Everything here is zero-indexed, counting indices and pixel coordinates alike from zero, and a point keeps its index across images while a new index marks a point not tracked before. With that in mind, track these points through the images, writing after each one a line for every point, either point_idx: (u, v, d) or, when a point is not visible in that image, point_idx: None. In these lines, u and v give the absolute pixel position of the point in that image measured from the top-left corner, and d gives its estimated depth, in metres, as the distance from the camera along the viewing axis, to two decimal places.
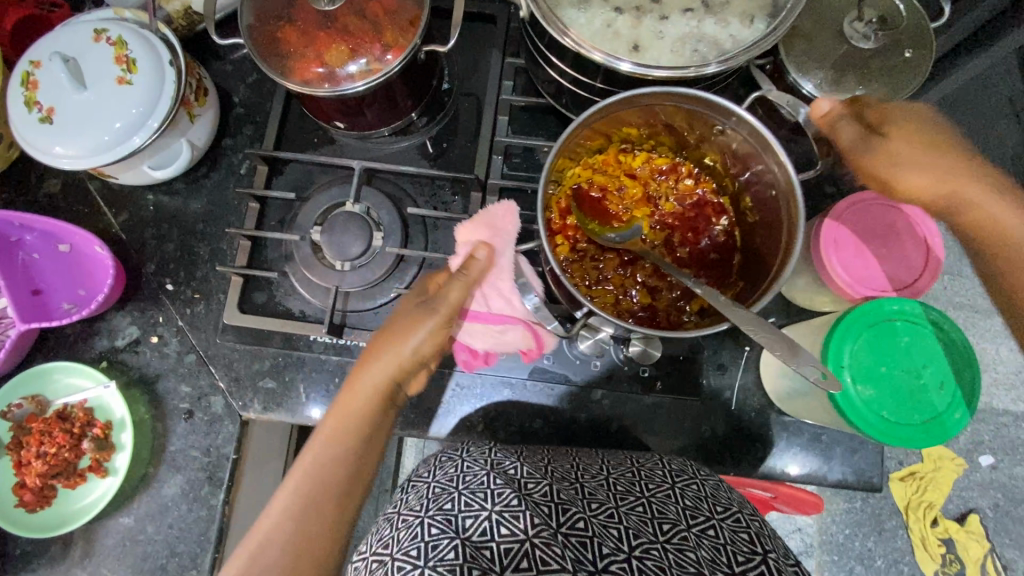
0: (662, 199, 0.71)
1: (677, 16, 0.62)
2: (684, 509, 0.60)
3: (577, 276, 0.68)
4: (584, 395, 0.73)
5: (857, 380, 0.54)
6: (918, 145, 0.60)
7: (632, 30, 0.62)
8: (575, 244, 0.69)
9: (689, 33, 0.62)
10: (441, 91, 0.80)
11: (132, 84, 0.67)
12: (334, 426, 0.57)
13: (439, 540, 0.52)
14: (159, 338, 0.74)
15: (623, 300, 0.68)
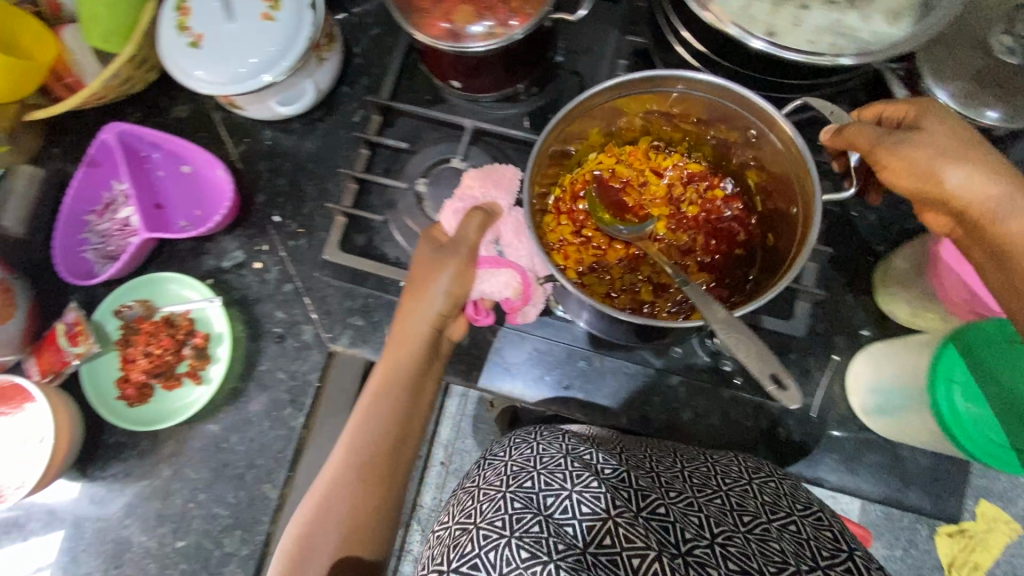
0: (683, 202, 0.74)
1: (819, 6, 0.60)
2: (762, 503, 0.59)
3: (569, 257, 0.71)
4: (660, 379, 0.73)
5: (965, 398, 0.56)
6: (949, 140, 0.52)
7: (772, 15, 0.60)
8: (579, 228, 0.72)
9: (831, 25, 0.60)
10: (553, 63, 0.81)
11: (276, 21, 0.70)
12: (381, 381, 0.66)
13: (521, 514, 0.54)
14: (262, 265, 0.79)
15: (612, 288, 0.70)
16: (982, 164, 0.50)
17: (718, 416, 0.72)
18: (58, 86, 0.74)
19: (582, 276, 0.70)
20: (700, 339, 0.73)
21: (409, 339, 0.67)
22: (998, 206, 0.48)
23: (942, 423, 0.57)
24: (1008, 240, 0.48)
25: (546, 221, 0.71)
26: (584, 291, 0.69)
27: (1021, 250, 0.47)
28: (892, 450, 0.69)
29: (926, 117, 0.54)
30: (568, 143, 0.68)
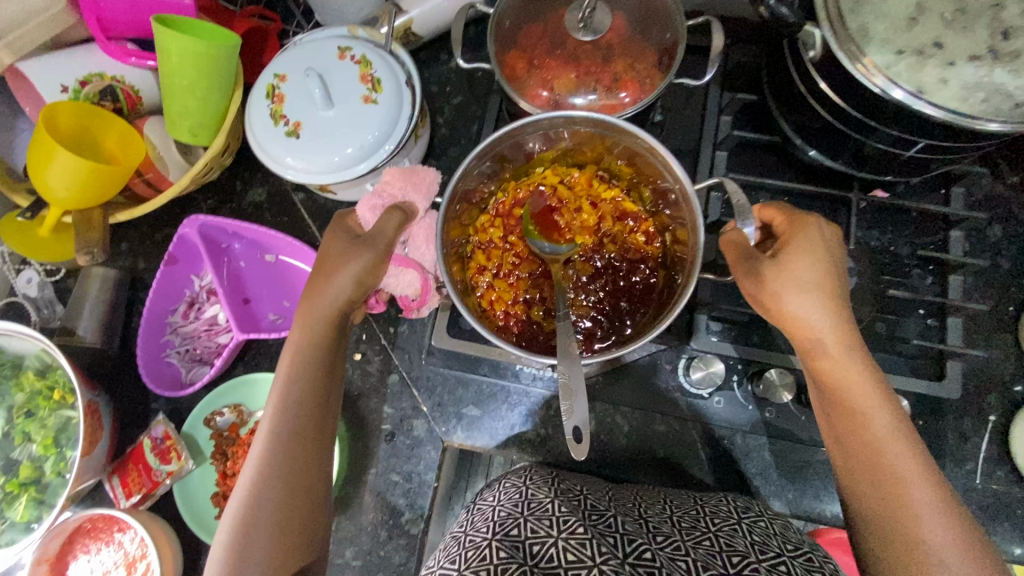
0: (610, 241, 0.66)
1: (963, 62, 0.58)
2: (753, 542, 0.52)
3: (481, 263, 0.66)
4: (809, 453, 0.68)
5: None
6: (817, 281, 0.54)
7: (916, 74, 0.57)
8: (508, 233, 0.67)
9: (979, 83, 0.57)
10: (652, 122, 0.76)
11: (376, 103, 0.67)
12: (296, 343, 0.58)
13: (506, 564, 0.47)
14: (362, 356, 0.74)
15: (512, 306, 0.65)
16: (840, 315, 0.54)
17: None
18: (139, 183, 0.69)
19: (495, 277, 0.66)
20: None
21: (314, 306, 0.58)
22: (848, 357, 0.53)
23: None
24: (835, 380, 0.53)
25: (479, 218, 0.67)
26: (486, 296, 0.65)
27: (865, 399, 0.52)
28: None
29: (797, 248, 0.54)
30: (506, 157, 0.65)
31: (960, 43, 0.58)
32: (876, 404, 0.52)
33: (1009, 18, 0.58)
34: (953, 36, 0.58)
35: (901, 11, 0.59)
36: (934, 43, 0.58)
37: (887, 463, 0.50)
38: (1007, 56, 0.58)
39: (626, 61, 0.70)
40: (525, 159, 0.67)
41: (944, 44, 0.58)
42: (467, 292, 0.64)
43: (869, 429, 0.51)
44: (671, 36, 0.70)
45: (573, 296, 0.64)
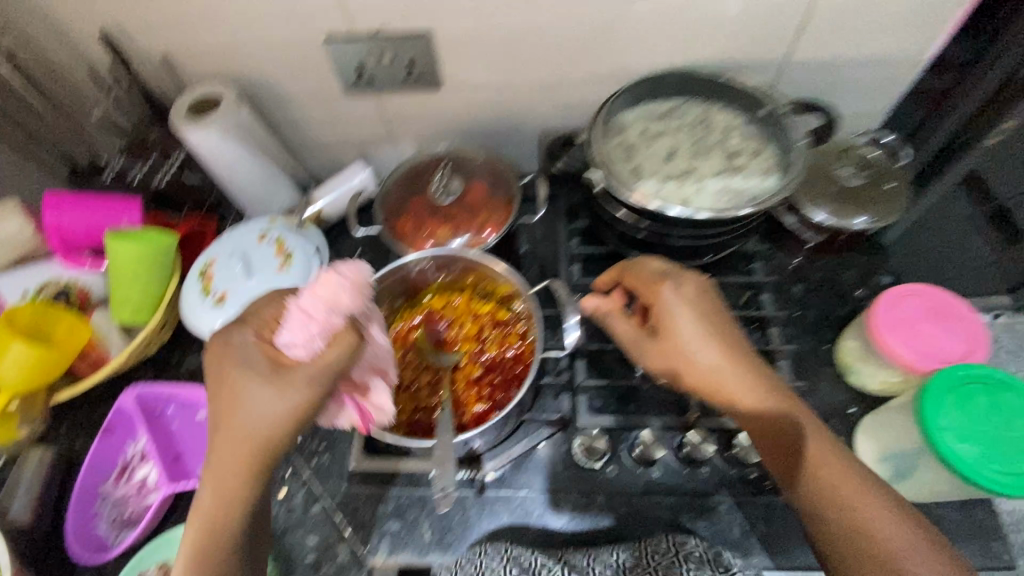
0: (489, 345, 0.79)
1: (710, 178, 0.82)
2: (686, 572, 0.62)
3: None
4: (700, 504, 0.75)
5: (959, 440, 0.60)
6: (723, 351, 0.66)
7: (679, 192, 0.82)
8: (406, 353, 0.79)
9: (724, 188, 0.81)
10: (519, 252, 0.97)
11: (289, 269, 0.84)
12: (215, 473, 0.56)
13: None
14: (287, 491, 0.79)
15: (414, 413, 0.75)
16: (725, 348, 0.66)
17: (767, 523, 0.74)
18: (83, 364, 0.80)
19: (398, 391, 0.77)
20: (719, 453, 0.76)
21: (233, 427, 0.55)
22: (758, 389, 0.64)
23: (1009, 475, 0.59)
24: (764, 430, 0.63)
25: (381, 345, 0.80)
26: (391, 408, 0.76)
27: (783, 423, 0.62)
28: (932, 515, 0.72)
29: (660, 309, 0.68)
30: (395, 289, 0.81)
31: (705, 166, 0.83)
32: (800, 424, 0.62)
33: (732, 145, 0.84)
34: (699, 163, 0.84)
35: (660, 154, 0.85)
36: (687, 170, 0.84)
37: (819, 472, 0.60)
38: (739, 166, 0.83)
39: (485, 212, 0.92)
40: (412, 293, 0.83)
41: (695, 169, 0.83)
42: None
43: (800, 448, 0.61)
44: (514, 188, 0.92)
45: (463, 394, 0.75)
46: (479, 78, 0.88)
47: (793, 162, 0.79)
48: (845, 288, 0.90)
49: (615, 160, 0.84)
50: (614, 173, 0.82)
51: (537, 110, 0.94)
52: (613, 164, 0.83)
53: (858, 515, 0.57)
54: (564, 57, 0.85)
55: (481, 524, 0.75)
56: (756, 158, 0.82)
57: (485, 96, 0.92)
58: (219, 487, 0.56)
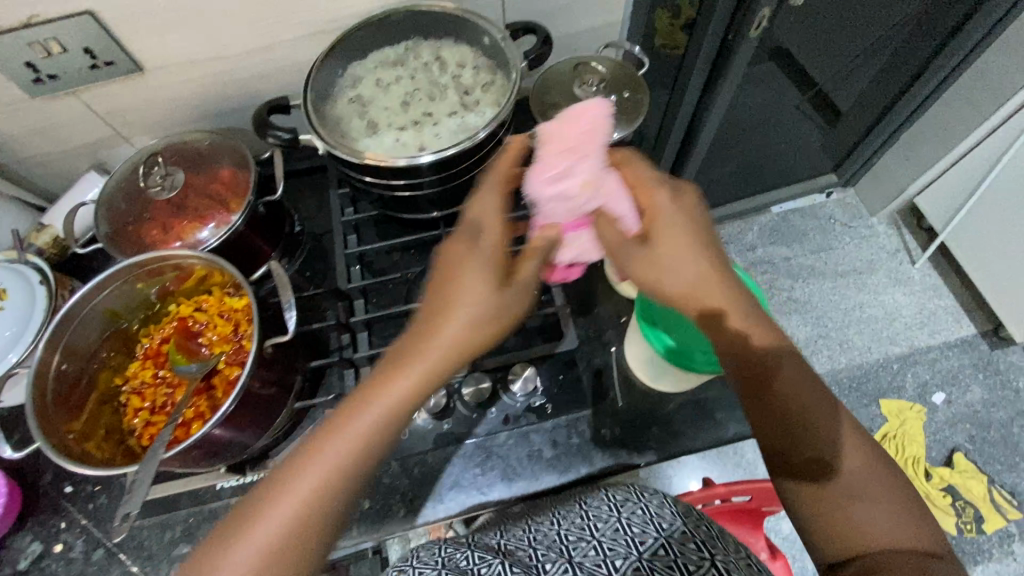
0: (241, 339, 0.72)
1: (446, 119, 0.80)
2: (630, 537, 0.63)
3: (138, 407, 0.71)
4: (490, 443, 0.77)
5: (668, 333, 0.70)
6: (714, 282, 0.58)
7: (419, 138, 0.79)
8: (159, 370, 0.74)
9: (461, 127, 0.79)
10: (295, 233, 0.91)
11: (4, 308, 0.74)
12: (377, 415, 0.49)
13: None
14: (63, 545, 0.74)
15: None
16: (710, 246, 0.60)
17: (552, 446, 0.77)
18: None
19: (151, 413, 0.71)
20: (505, 389, 0.78)
21: (388, 383, 0.50)
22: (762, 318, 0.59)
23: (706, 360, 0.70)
24: (772, 370, 0.56)
25: (128, 367, 0.74)
26: (144, 433, 0.70)
27: (779, 364, 0.56)
28: (693, 400, 0.79)
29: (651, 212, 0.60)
30: (119, 312, 0.73)
31: (440, 108, 0.81)
32: (797, 376, 0.56)
33: (463, 81, 0.81)
34: (435, 105, 0.81)
35: (395, 103, 0.81)
36: (425, 114, 0.80)
37: (817, 429, 0.54)
38: (473, 103, 0.80)
39: (230, 191, 0.83)
40: (149, 308, 0.76)
41: (432, 112, 0.80)
42: (124, 438, 0.70)
43: (788, 398, 0.55)
44: (249, 161, 0.82)
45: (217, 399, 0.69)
46: (183, 54, 0.79)
47: (516, 86, 0.76)
48: None
49: (349, 119, 0.79)
50: (349, 134, 0.78)
51: (266, 78, 0.87)
52: (347, 125, 0.78)
53: (818, 454, 0.53)
54: (267, 15, 0.77)
55: None
56: (486, 90, 0.80)
57: (199, 74, 0.83)
58: (326, 445, 0.48)
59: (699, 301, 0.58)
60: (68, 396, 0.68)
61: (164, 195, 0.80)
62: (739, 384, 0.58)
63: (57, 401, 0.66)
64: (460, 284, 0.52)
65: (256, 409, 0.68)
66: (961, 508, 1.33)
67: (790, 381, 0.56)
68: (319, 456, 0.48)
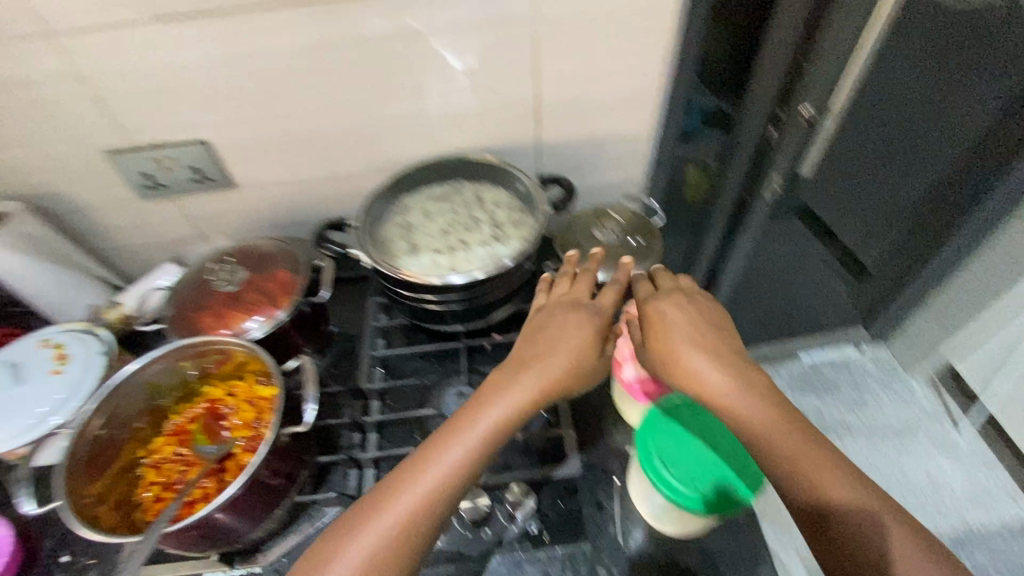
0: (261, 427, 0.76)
1: (478, 246, 0.91)
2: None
3: (152, 482, 0.75)
4: (481, 567, 0.74)
5: (670, 467, 0.69)
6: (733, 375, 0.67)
7: (452, 261, 0.89)
8: (180, 448, 0.78)
9: (490, 254, 0.89)
10: (329, 332, 1.00)
11: (64, 371, 0.83)
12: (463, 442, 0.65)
13: None
14: None
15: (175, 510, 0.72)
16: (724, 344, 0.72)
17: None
18: None
19: (162, 489, 0.74)
20: (503, 509, 0.77)
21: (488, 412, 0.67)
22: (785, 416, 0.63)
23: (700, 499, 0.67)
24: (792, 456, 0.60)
25: (153, 442, 0.79)
26: (151, 508, 0.73)
27: (815, 462, 0.59)
28: (697, 546, 0.76)
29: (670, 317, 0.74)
30: (161, 387, 0.79)
31: (474, 237, 0.92)
32: (835, 476, 0.58)
33: (496, 217, 0.93)
34: (470, 235, 0.92)
35: (436, 230, 0.93)
36: (460, 242, 0.91)
37: (852, 522, 0.55)
38: (503, 235, 0.91)
39: (280, 289, 0.92)
40: (187, 387, 0.82)
41: (466, 240, 0.91)
42: (134, 510, 0.73)
43: (825, 494, 0.57)
44: (302, 266, 0.93)
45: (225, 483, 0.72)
46: (268, 177, 0.96)
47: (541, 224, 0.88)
48: None
49: (395, 240, 0.91)
50: (393, 253, 0.89)
51: (331, 201, 1.03)
52: (392, 246, 0.90)
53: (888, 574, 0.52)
54: (340, 153, 0.94)
55: None
56: (515, 226, 0.92)
57: (279, 194, 0.99)
58: (432, 456, 0.64)
59: (729, 394, 0.66)
60: (95, 462, 0.72)
61: (226, 288, 0.93)
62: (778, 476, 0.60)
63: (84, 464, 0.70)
64: (518, 369, 0.72)
65: (261, 497, 0.70)
66: None
67: (836, 484, 0.57)
68: (408, 479, 0.63)
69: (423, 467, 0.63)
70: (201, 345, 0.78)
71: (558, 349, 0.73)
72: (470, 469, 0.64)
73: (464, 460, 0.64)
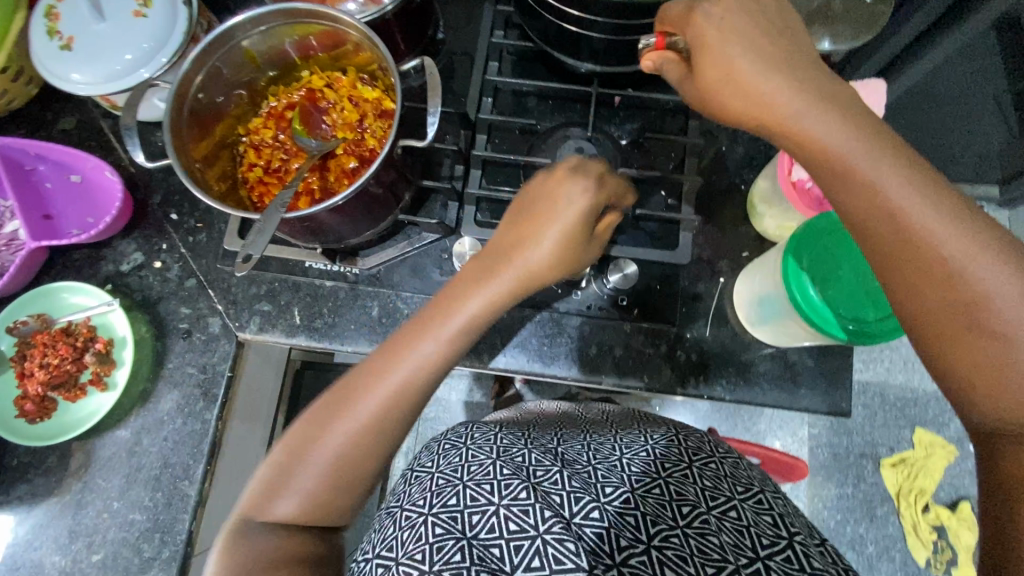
0: (368, 132, 0.72)
1: None
2: (702, 489, 0.55)
3: (251, 161, 0.72)
4: (565, 323, 0.75)
5: (815, 281, 0.57)
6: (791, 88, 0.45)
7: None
8: (279, 132, 0.73)
9: None
10: (435, 41, 0.84)
11: (146, 18, 0.73)
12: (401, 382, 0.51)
13: (510, 480, 0.54)
14: (162, 264, 0.78)
15: (278, 190, 0.70)
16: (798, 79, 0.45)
17: (624, 348, 0.74)
18: None
19: (265, 173, 0.71)
20: (600, 278, 0.74)
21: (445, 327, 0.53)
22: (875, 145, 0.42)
23: (800, 313, 0.57)
24: (852, 203, 0.42)
25: (252, 120, 0.73)
26: (257, 189, 0.71)
27: (930, 254, 0.39)
28: (787, 359, 0.73)
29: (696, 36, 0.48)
30: (258, 58, 0.69)
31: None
32: (883, 176, 0.41)
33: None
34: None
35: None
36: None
37: (964, 281, 0.38)
38: None
39: None
40: (285, 65, 0.72)
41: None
42: (235, 187, 0.70)
43: (922, 300, 0.39)
44: None
45: (336, 182, 0.71)
46: None
47: None
48: None
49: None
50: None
51: None
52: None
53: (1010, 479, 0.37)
54: None
55: (345, 317, 0.75)
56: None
57: None
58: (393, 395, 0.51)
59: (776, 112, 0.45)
60: (199, 132, 0.65)
61: None
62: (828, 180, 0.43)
63: (191, 135, 0.63)
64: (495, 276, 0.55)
65: (363, 209, 0.68)
66: (940, 550, 1.08)
67: (874, 204, 0.41)
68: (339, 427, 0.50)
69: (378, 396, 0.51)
70: (308, 16, 0.64)
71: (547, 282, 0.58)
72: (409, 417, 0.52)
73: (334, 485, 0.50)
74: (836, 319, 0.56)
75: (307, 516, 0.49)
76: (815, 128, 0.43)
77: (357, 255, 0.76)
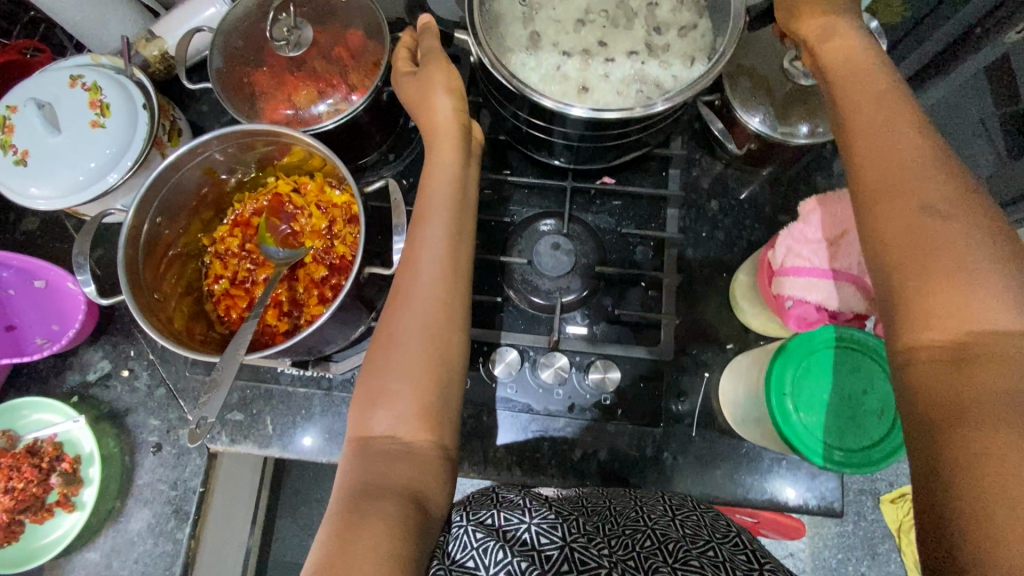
0: (337, 239, 0.69)
1: (623, 58, 0.62)
2: (686, 535, 0.56)
3: (215, 276, 0.70)
4: (548, 424, 0.72)
5: (798, 407, 0.55)
6: (867, 88, 0.48)
7: (582, 71, 0.61)
8: (246, 242, 0.71)
9: (633, 75, 0.61)
10: (407, 129, 0.84)
11: (105, 127, 0.71)
12: (394, 334, 0.53)
13: (541, 508, 0.58)
14: (130, 372, 0.76)
15: (244, 304, 0.68)
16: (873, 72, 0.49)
17: (608, 450, 0.72)
18: None
19: (231, 285, 0.69)
20: (579, 375, 0.72)
21: (419, 266, 0.56)
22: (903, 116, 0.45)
23: (783, 439, 0.55)
24: (870, 168, 0.44)
25: (217, 230, 0.71)
26: (224, 302, 0.69)
27: (903, 199, 0.41)
28: (775, 456, 0.71)
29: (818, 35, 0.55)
30: (217, 172, 0.67)
31: (620, 41, 0.63)
32: (914, 154, 0.43)
33: (658, 16, 0.64)
34: (613, 35, 0.63)
35: (569, 16, 0.63)
36: (599, 43, 0.62)
37: (936, 256, 0.39)
38: (660, 50, 0.62)
39: (356, 71, 0.75)
40: (248, 174, 0.70)
41: (607, 43, 0.62)
42: (200, 301, 0.69)
43: (884, 247, 0.42)
44: (387, 42, 0.74)
45: (304, 295, 0.68)
46: None
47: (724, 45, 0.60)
48: (776, 209, 0.78)
49: (511, 18, 0.63)
50: (505, 43, 0.61)
51: None
52: (504, 26, 0.62)
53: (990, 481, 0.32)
54: None
55: (322, 423, 0.73)
56: (681, 38, 0.63)
57: None
58: (389, 335, 0.54)
59: (857, 95, 0.49)
60: (158, 255, 0.63)
61: (286, 53, 0.73)
62: (860, 146, 0.46)
63: (147, 265, 0.61)
64: (432, 206, 0.58)
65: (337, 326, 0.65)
66: None
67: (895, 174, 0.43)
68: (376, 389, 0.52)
69: (391, 331, 0.54)
70: (260, 133, 0.63)
71: (468, 197, 0.62)
72: (427, 351, 0.53)
73: (396, 474, 0.48)
74: (820, 447, 0.54)
75: (358, 524, 0.43)
76: (869, 109, 0.47)
77: (329, 359, 0.73)
